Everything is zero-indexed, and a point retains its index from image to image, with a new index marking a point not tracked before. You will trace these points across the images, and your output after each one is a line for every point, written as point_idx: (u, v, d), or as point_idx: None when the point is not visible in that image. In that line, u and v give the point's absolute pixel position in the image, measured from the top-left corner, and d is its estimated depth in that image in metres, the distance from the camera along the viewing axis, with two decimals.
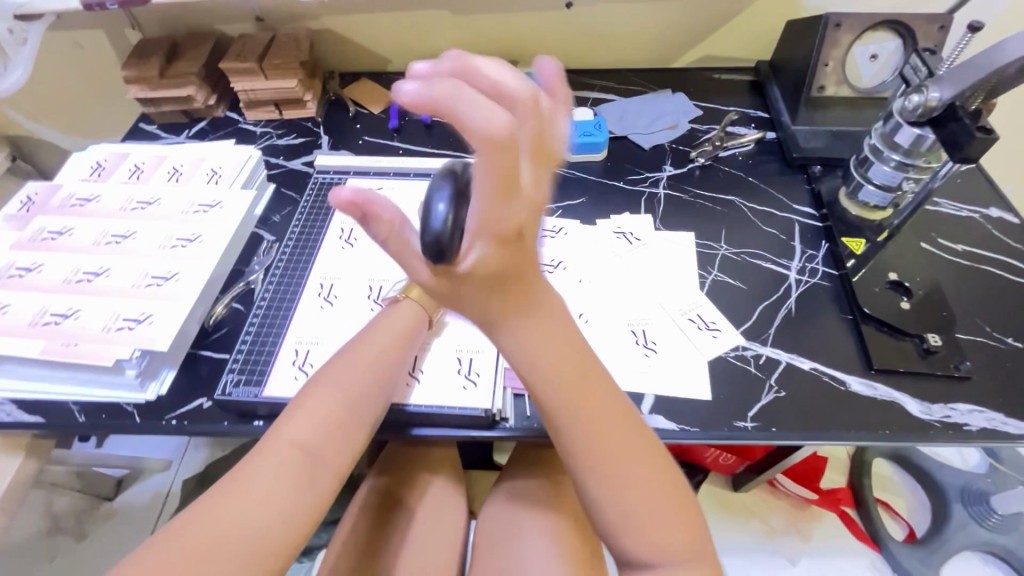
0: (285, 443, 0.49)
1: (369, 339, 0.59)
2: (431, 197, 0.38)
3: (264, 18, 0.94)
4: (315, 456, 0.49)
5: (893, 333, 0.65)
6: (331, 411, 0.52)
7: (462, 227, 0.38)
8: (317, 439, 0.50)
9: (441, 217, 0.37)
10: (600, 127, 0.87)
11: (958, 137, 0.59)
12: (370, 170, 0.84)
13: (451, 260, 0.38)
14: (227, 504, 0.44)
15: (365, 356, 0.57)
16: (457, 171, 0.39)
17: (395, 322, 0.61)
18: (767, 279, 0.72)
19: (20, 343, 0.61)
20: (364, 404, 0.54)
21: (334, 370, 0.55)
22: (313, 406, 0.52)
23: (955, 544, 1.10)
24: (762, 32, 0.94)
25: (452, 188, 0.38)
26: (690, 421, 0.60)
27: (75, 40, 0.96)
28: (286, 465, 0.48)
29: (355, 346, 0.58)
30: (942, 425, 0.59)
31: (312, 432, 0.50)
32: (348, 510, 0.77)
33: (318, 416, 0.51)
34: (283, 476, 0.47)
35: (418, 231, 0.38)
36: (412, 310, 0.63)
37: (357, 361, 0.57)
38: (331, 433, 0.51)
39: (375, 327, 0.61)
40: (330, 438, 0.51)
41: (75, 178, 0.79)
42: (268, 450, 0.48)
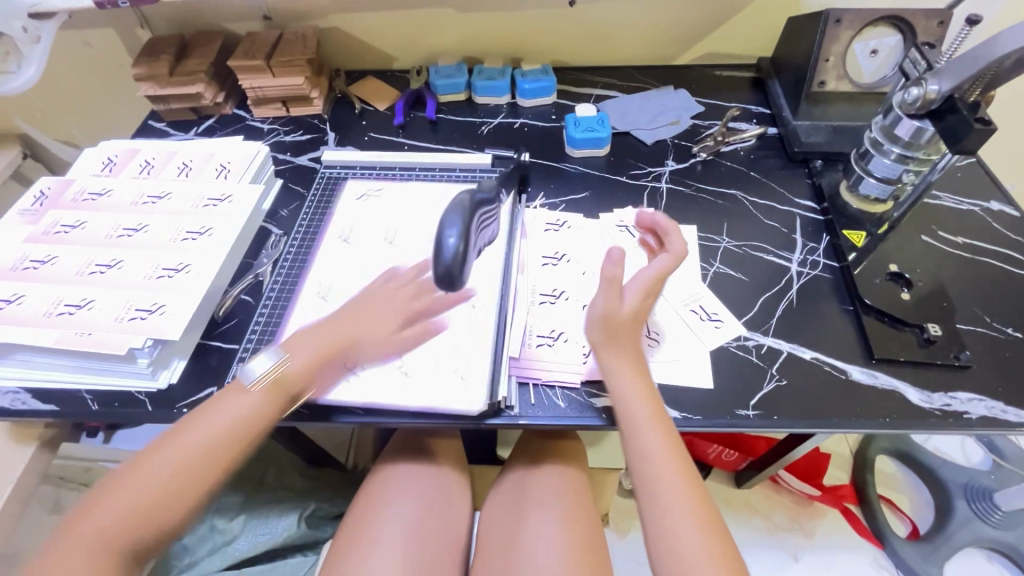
0: (83, 536, 0.46)
1: (203, 419, 0.52)
2: (444, 231, 0.50)
3: (272, 17, 0.96)
4: (113, 551, 0.46)
5: (894, 323, 0.66)
6: (141, 503, 0.48)
7: (465, 255, 0.50)
8: (124, 534, 0.47)
9: (451, 249, 0.49)
10: (603, 121, 0.87)
11: (958, 129, 0.59)
12: (376, 165, 0.85)
13: (456, 282, 0.51)
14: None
15: (190, 445, 0.50)
16: (465, 209, 0.51)
17: (237, 412, 0.53)
18: (768, 271, 0.73)
19: (35, 331, 0.62)
20: (188, 489, 0.49)
21: (143, 461, 0.50)
22: (119, 498, 0.48)
23: (958, 539, 1.11)
24: (763, 29, 0.95)
25: (461, 223, 0.50)
26: (692, 409, 0.61)
27: (85, 39, 0.97)
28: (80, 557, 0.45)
29: (175, 432, 0.51)
30: (942, 412, 0.60)
31: (116, 528, 0.47)
32: (354, 501, 0.79)
33: (118, 512, 0.47)
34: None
35: (432, 258, 0.50)
36: (256, 401, 0.54)
37: (179, 442, 0.50)
38: (135, 528, 0.47)
39: (219, 408, 0.53)
40: (128, 534, 0.47)
41: (87, 173, 0.81)
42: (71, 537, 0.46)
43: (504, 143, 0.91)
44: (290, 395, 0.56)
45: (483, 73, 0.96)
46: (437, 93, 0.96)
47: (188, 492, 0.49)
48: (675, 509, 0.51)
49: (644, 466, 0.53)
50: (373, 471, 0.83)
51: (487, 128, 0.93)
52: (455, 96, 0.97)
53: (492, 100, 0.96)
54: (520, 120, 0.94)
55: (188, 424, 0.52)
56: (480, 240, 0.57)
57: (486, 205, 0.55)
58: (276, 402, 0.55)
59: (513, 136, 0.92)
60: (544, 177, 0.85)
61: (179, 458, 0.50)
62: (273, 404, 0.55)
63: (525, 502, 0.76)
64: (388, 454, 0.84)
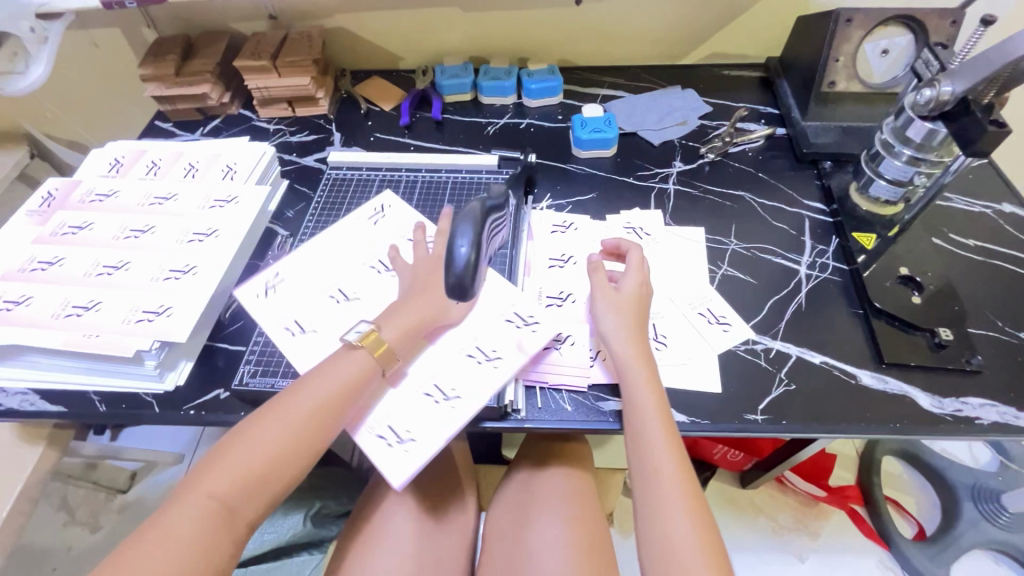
0: (201, 496, 0.47)
1: (309, 389, 0.54)
2: (455, 241, 0.50)
3: (277, 17, 0.96)
4: (232, 513, 0.48)
5: (905, 327, 0.65)
6: (252, 466, 0.49)
7: (476, 263, 0.51)
8: (236, 492, 0.48)
9: (462, 259, 0.50)
10: (610, 122, 0.87)
11: (972, 131, 0.59)
12: (382, 166, 0.85)
13: (468, 291, 0.52)
14: (162, 538, 0.45)
15: (295, 414, 0.52)
16: (476, 218, 0.51)
17: (342, 374, 0.56)
18: (776, 274, 0.73)
19: (44, 334, 0.62)
20: (292, 456, 0.51)
21: (257, 425, 0.52)
22: (231, 463, 0.49)
23: (965, 542, 1.10)
24: (772, 28, 0.94)
25: (472, 233, 0.51)
26: (700, 414, 0.61)
27: (92, 39, 0.98)
28: (199, 517, 0.46)
29: (287, 399, 0.54)
30: (953, 418, 0.60)
31: (231, 488, 0.48)
32: (360, 503, 0.79)
33: (236, 472, 0.49)
34: (196, 531, 0.46)
35: (445, 268, 0.51)
36: (365, 361, 0.57)
37: (283, 414, 0.52)
38: (251, 488, 0.49)
39: (320, 373, 0.56)
40: (249, 493, 0.49)
41: (94, 174, 0.81)
42: (189, 497, 0.47)
43: (510, 144, 0.90)
44: (388, 361, 0.58)
45: (489, 73, 0.95)
46: (443, 93, 0.96)
47: (300, 454, 0.51)
48: (667, 499, 0.51)
49: (643, 453, 0.54)
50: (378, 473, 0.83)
51: (493, 128, 0.93)
52: (460, 96, 0.96)
53: (498, 100, 0.95)
54: (526, 120, 0.94)
55: (292, 394, 0.54)
56: (491, 244, 0.58)
57: (497, 211, 0.55)
58: (378, 361, 0.58)
59: (519, 136, 0.91)
60: (551, 177, 0.85)
61: (295, 423, 0.52)
62: (373, 365, 0.58)
63: (530, 505, 0.76)
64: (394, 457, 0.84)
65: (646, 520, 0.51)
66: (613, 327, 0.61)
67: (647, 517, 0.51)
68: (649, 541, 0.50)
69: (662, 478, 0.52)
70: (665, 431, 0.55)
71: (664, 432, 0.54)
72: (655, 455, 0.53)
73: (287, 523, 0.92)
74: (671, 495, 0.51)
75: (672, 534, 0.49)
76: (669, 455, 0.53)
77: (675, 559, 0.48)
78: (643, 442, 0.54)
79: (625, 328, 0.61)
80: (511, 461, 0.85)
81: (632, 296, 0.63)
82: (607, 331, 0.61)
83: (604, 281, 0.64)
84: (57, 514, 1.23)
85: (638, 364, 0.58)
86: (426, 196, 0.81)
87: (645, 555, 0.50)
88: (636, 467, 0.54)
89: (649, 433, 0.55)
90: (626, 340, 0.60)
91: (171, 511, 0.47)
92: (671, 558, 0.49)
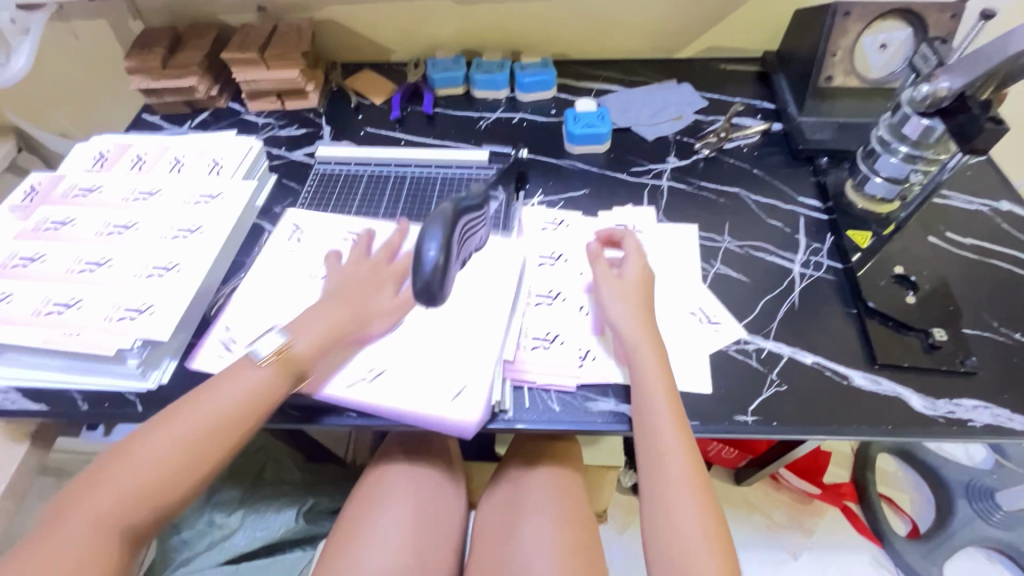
0: (84, 513, 0.47)
1: (206, 403, 0.53)
2: (423, 243, 0.48)
3: (266, 8, 0.94)
4: (115, 528, 0.47)
5: (899, 328, 0.65)
6: (143, 481, 0.49)
7: (446, 268, 0.49)
8: (125, 511, 0.48)
9: (431, 261, 0.48)
10: (603, 117, 0.85)
11: (968, 127, 0.57)
12: (371, 160, 0.84)
13: (437, 296, 0.49)
14: (42, 555, 0.45)
15: (195, 421, 0.52)
16: (447, 219, 0.50)
17: (247, 386, 0.55)
18: (770, 272, 0.72)
19: (24, 331, 0.61)
20: (183, 470, 0.50)
21: (152, 438, 0.51)
22: (119, 479, 0.49)
23: (958, 539, 1.09)
24: (769, 21, 0.92)
25: (442, 235, 0.49)
26: (690, 415, 0.60)
27: (73, 31, 0.97)
28: (83, 533, 0.46)
29: (191, 402, 0.53)
30: (946, 420, 0.59)
31: (120, 506, 0.48)
32: (348, 501, 0.78)
33: (124, 487, 0.48)
34: (79, 547, 0.46)
35: (411, 271, 0.49)
36: (272, 374, 0.56)
37: (179, 427, 0.52)
38: (140, 501, 0.49)
39: (221, 386, 0.55)
40: (135, 509, 0.48)
41: (78, 168, 0.79)
42: (70, 517, 0.47)
43: (502, 139, 0.89)
44: (297, 374, 0.57)
45: (481, 67, 0.93)
46: (435, 87, 0.94)
47: (196, 469, 0.51)
48: (675, 489, 0.52)
49: (650, 439, 0.54)
50: (368, 471, 0.82)
51: (486, 123, 0.91)
52: (452, 90, 0.95)
53: (490, 95, 0.94)
54: (518, 115, 0.92)
55: (188, 407, 0.53)
56: (464, 249, 0.56)
57: (473, 211, 0.54)
58: (287, 374, 0.56)
59: (511, 131, 0.90)
60: (543, 173, 0.83)
61: (192, 437, 0.51)
62: (281, 379, 0.56)
63: (520, 505, 0.75)
64: (382, 455, 0.83)
65: (653, 503, 0.52)
66: (621, 315, 0.61)
67: (654, 501, 0.52)
68: (655, 526, 0.51)
69: (669, 465, 0.52)
70: (672, 417, 0.55)
71: (671, 417, 0.54)
72: (661, 440, 0.53)
73: (277, 520, 0.91)
74: (679, 481, 0.52)
75: (679, 519, 0.50)
76: (676, 440, 0.53)
77: (682, 544, 0.49)
78: (650, 428, 0.54)
79: (634, 315, 0.61)
80: (502, 460, 0.84)
81: (639, 281, 0.64)
82: (616, 317, 0.61)
83: (606, 268, 0.65)
84: None
85: (646, 349, 0.58)
86: (415, 192, 0.80)
87: (651, 539, 0.51)
88: (643, 452, 0.54)
89: (655, 418, 0.55)
90: (635, 327, 0.60)
91: (56, 527, 0.47)
92: (678, 542, 0.49)
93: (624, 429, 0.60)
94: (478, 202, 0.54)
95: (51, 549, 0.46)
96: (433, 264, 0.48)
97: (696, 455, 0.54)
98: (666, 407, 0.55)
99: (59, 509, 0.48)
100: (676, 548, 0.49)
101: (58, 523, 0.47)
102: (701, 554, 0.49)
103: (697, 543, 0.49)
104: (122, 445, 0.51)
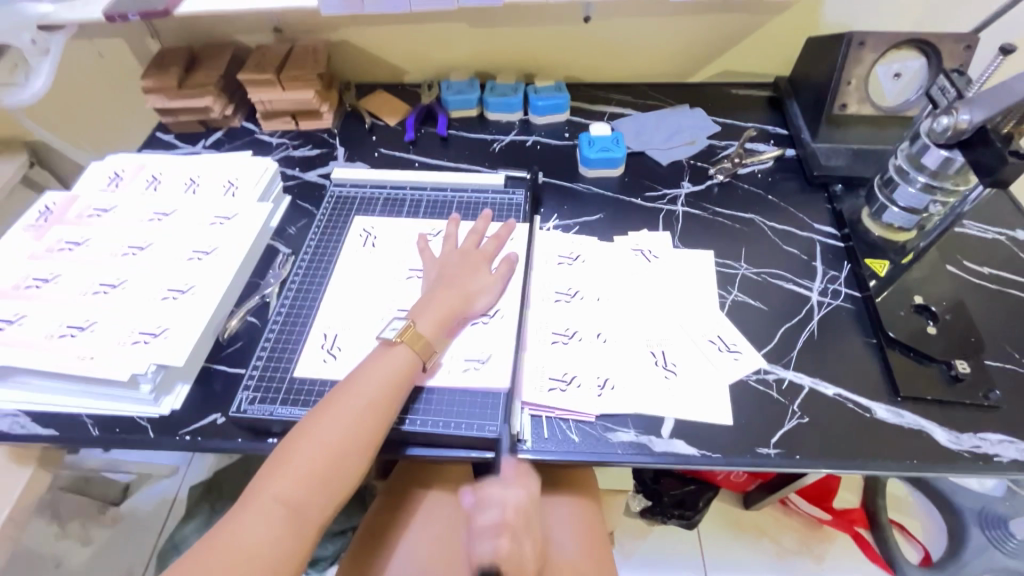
0: (268, 503, 0.47)
1: (357, 391, 0.55)
2: None
3: (282, 30, 0.95)
4: (300, 514, 0.48)
5: (919, 358, 0.64)
6: (317, 468, 0.50)
7: None
8: (305, 497, 0.49)
9: None
10: (618, 141, 0.86)
11: (989, 160, 0.57)
12: (386, 182, 0.84)
13: None
14: (228, 545, 0.45)
15: (348, 411, 0.53)
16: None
17: (388, 368, 0.57)
18: (787, 300, 0.71)
19: (37, 355, 0.60)
20: (350, 457, 0.51)
21: (314, 426, 0.52)
22: (296, 466, 0.50)
23: (971, 568, 1.07)
24: (782, 47, 0.93)
25: None
26: (711, 447, 0.59)
27: (96, 49, 0.97)
28: (269, 521, 0.47)
29: (341, 395, 0.54)
30: (970, 454, 0.58)
31: (300, 491, 0.49)
32: (359, 530, 0.76)
33: (304, 472, 0.49)
34: (269, 533, 0.46)
35: None
36: (407, 356, 0.59)
37: (339, 414, 0.53)
38: (317, 487, 0.49)
39: (365, 372, 0.57)
40: (314, 494, 0.49)
41: (92, 188, 0.79)
42: (254, 505, 0.47)
43: (516, 161, 0.89)
44: (427, 353, 0.60)
45: (496, 89, 0.94)
46: (448, 108, 0.95)
47: (358, 457, 0.52)
48: None
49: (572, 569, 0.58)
50: (379, 495, 0.80)
51: (500, 145, 0.92)
52: (466, 111, 0.95)
53: (504, 117, 0.94)
54: (532, 137, 0.93)
55: (343, 395, 0.54)
56: None
57: None
58: (419, 353, 0.59)
59: (525, 154, 0.90)
60: (557, 197, 0.83)
61: (354, 423, 0.53)
62: (416, 357, 0.59)
63: None
64: (392, 480, 0.81)
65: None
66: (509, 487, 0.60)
67: None
68: None
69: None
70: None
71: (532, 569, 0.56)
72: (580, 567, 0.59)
73: None
74: None
75: None
76: None
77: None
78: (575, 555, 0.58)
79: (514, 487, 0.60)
80: None
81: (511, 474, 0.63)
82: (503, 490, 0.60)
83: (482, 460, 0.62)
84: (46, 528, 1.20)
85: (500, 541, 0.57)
86: (430, 216, 0.80)
87: None
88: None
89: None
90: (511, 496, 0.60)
91: (238, 519, 0.47)
92: None
93: (642, 461, 0.58)
94: None
95: (237, 538, 0.46)
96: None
97: None
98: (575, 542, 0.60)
99: (230, 514, 0.48)
100: None
101: (240, 513, 0.47)
102: None
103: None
104: (286, 441, 0.52)
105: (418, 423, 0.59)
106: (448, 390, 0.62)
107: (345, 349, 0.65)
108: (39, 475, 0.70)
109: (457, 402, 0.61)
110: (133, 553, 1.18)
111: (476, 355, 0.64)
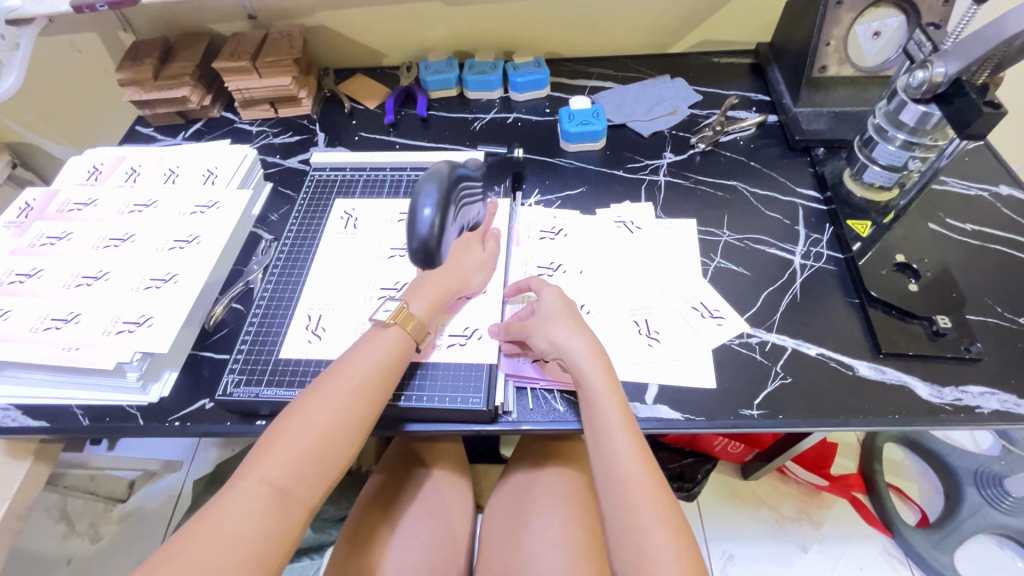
0: (257, 484, 0.48)
1: (345, 373, 0.55)
2: (419, 202, 0.49)
3: (256, 16, 0.93)
4: (289, 496, 0.48)
5: (902, 316, 0.64)
6: (305, 449, 0.50)
7: (442, 230, 0.50)
8: (295, 478, 0.49)
9: (427, 222, 0.49)
10: (598, 114, 0.85)
11: (966, 112, 0.56)
12: (366, 165, 0.83)
13: (434, 257, 0.51)
14: (218, 525, 0.45)
15: (337, 394, 0.53)
16: (442, 180, 0.51)
17: (378, 350, 0.58)
18: (771, 265, 0.71)
19: (24, 348, 0.61)
20: (339, 438, 0.52)
21: (303, 408, 0.52)
22: (285, 448, 0.50)
23: (968, 528, 1.08)
24: (762, 12, 0.92)
25: (437, 194, 0.50)
26: (694, 411, 0.59)
27: (73, 45, 0.96)
28: (257, 501, 0.47)
29: (329, 381, 0.55)
30: (952, 406, 0.58)
31: (289, 473, 0.49)
32: (356, 508, 0.76)
33: (292, 454, 0.50)
34: (257, 513, 0.47)
35: (408, 233, 0.50)
36: (398, 338, 0.59)
37: (327, 396, 0.53)
38: (307, 468, 0.50)
39: (355, 357, 0.57)
40: (303, 475, 0.49)
41: (71, 183, 0.79)
42: (243, 487, 0.48)
43: (497, 140, 0.88)
44: (420, 334, 0.60)
45: (474, 68, 0.93)
46: (428, 89, 0.94)
47: (347, 438, 0.52)
48: (618, 457, 0.52)
49: (609, 466, 0.52)
50: (375, 474, 0.80)
51: (480, 124, 0.91)
52: (445, 91, 0.95)
53: (484, 96, 0.94)
54: (513, 115, 0.92)
55: (330, 379, 0.55)
56: (462, 217, 0.58)
57: (468, 180, 0.55)
58: (411, 335, 0.60)
59: (506, 131, 0.90)
60: (539, 173, 0.83)
61: (343, 404, 0.53)
62: (407, 339, 0.59)
63: (527, 504, 0.74)
64: (387, 460, 0.82)
65: (608, 492, 0.51)
66: (573, 343, 0.57)
67: (602, 432, 0.53)
68: (605, 464, 0.52)
69: (629, 473, 0.51)
70: (604, 373, 0.56)
71: (610, 395, 0.55)
72: (621, 467, 0.51)
73: None
74: (634, 476, 0.51)
75: (615, 452, 0.52)
76: (636, 467, 0.51)
77: (621, 477, 0.51)
78: (608, 454, 0.52)
79: (586, 348, 0.57)
80: (509, 461, 0.83)
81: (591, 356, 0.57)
82: (573, 354, 0.57)
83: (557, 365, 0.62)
84: (56, 526, 1.22)
85: (559, 308, 0.61)
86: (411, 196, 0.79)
87: (609, 458, 0.52)
88: (602, 480, 0.52)
89: (598, 396, 0.54)
90: (590, 358, 0.57)
91: (226, 500, 0.47)
92: (621, 474, 0.51)
93: None
94: (473, 173, 0.56)
95: (226, 519, 0.46)
96: (426, 224, 0.48)
97: (656, 474, 0.52)
98: (630, 445, 0.52)
99: (216, 497, 0.48)
100: (618, 480, 0.51)
101: (229, 495, 0.47)
102: (636, 484, 0.50)
103: (639, 493, 0.50)
104: (273, 424, 0.52)
105: (403, 399, 0.60)
106: (434, 366, 0.62)
107: (330, 329, 0.66)
108: (37, 470, 0.71)
109: (442, 377, 0.61)
110: (142, 547, 1.20)
111: (459, 330, 0.65)
